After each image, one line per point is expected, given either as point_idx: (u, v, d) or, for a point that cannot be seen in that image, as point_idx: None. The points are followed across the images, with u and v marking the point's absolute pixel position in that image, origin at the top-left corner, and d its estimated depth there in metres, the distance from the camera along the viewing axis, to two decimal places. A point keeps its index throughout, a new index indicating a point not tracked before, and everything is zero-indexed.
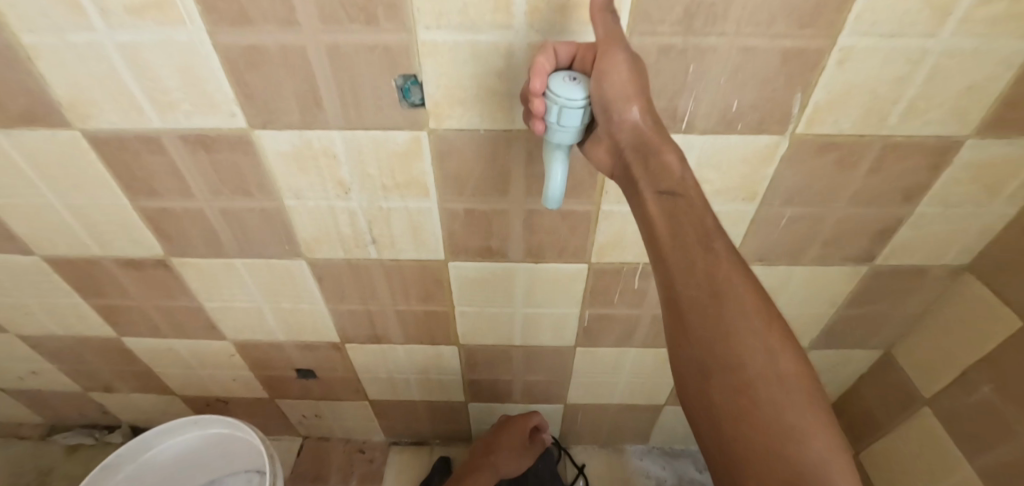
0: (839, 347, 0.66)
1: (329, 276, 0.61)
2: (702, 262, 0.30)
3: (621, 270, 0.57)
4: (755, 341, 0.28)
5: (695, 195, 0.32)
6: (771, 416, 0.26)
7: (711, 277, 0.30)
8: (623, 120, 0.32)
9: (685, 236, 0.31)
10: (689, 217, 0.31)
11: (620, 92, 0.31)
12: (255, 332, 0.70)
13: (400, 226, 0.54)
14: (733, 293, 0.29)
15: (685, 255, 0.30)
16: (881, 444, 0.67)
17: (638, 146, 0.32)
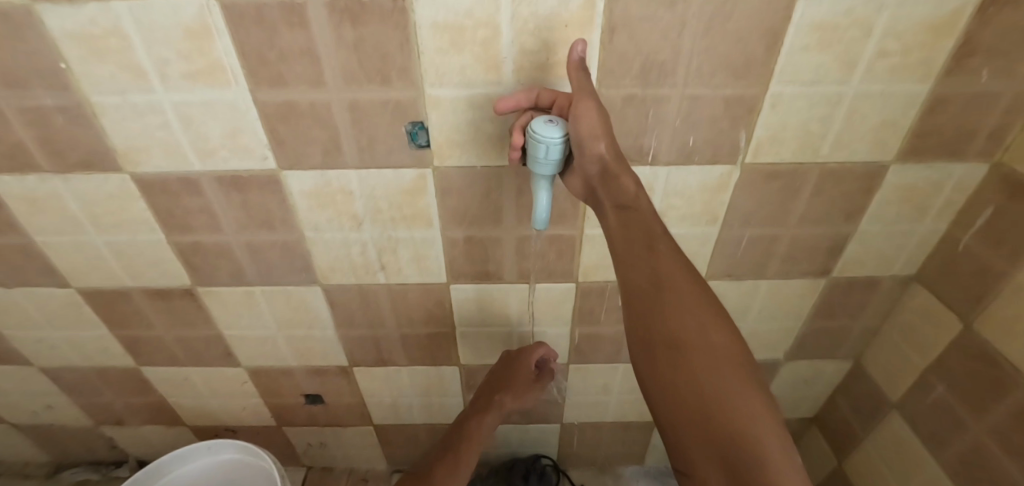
0: (813, 358, 0.71)
1: (340, 302, 0.66)
2: (649, 260, 0.36)
3: (605, 288, 0.63)
4: (696, 325, 0.33)
5: (646, 209, 0.39)
6: (708, 386, 0.30)
7: (657, 274, 0.35)
8: (593, 153, 0.39)
9: (635, 238, 0.37)
10: (641, 223, 0.38)
11: (588, 133, 0.38)
12: (267, 358, 0.74)
13: (406, 254, 0.60)
14: (677, 285, 0.35)
15: (634, 256, 0.37)
16: (858, 452, 0.70)
17: (604, 170, 0.39)
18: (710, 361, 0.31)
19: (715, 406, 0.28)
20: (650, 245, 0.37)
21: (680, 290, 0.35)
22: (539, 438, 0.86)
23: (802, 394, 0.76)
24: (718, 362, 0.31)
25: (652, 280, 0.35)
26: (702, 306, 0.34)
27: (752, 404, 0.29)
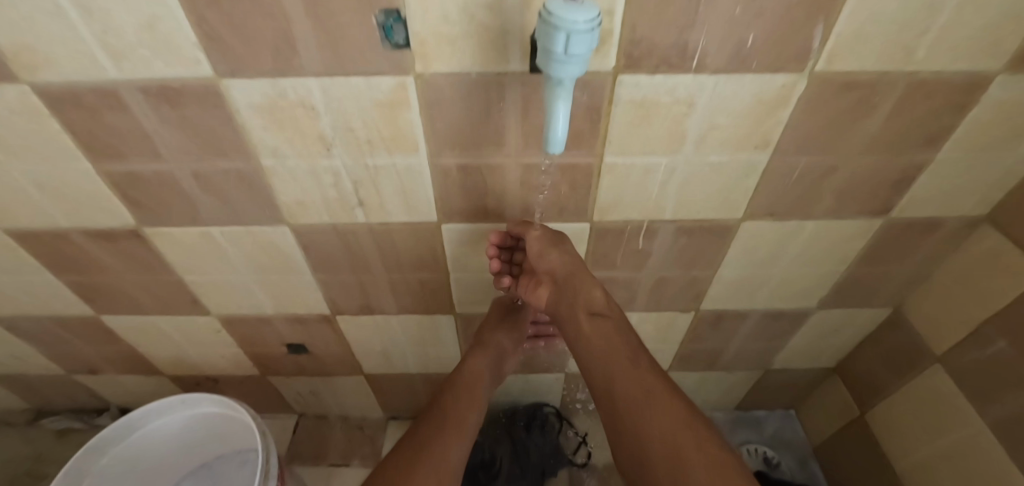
0: (848, 306, 0.63)
1: (314, 245, 0.57)
2: (632, 370, 0.45)
3: (623, 229, 0.53)
4: (684, 430, 0.40)
5: (615, 315, 0.51)
6: None
7: (643, 387, 0.44)
8: (550, 260, 0.51)
9: (615, 346, 0.48)
10: (616, 336, 0.49)
11: (543, 249, 0.51)
12: (241, 306, 0.67)
13: (389, 187, 0.50)
14: (662, 396, 0.43)
15: (623, 368, 0.46)
16: (887, 404, 0.65)
17: (574, 274, 0.51)
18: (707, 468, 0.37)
19: None
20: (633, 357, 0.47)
21: (666, 400, 0.43)
22: (541, 387, 0.82)
23: (826, 345, 0.70)
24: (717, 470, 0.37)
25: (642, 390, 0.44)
26: (685, 412, 0.42)
27: None
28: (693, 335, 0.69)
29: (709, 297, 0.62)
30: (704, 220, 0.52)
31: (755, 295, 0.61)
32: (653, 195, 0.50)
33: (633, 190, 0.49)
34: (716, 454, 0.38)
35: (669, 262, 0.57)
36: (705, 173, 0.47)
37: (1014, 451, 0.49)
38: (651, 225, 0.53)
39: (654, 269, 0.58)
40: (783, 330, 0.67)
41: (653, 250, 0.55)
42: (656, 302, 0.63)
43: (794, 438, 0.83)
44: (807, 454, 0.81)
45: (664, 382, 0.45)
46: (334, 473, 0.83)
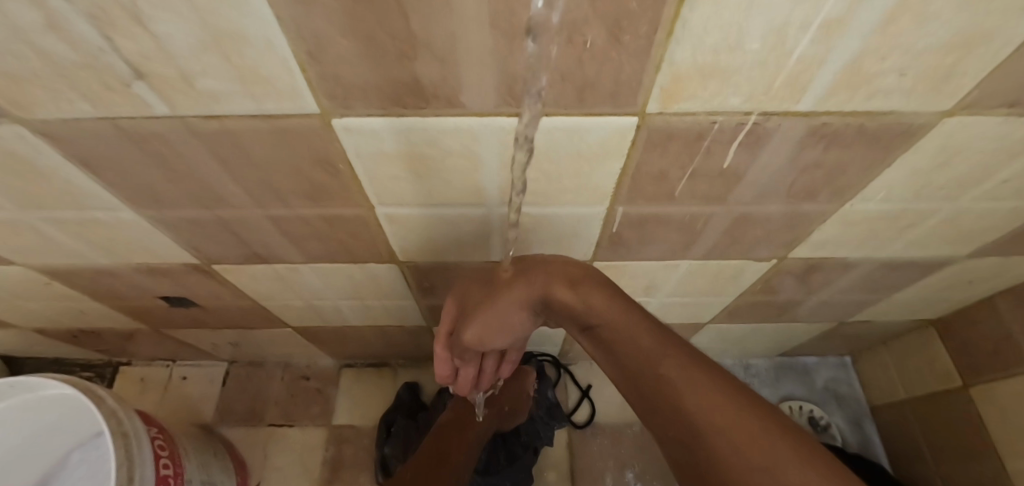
0: (1011, 255, 0.41)
1: (104, 160, 0.29)
2: (667, 399, 0.27)
3: (705, 129, 0.26)
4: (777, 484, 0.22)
5: (612, 314, 0.31)
6: None
7: (691, 427, 0.26)
8: (495, 314, 0.36)
9: (646, 359, 0.29)
10: (625, 336, 0.30)
11: (482, 312, 0.36)
12: (55, 254, 0.41)
13: (176, 28, 0.20)
14: (723, 428, 0.25)
15: (650, 393, 0.28)
16: (1015, 384, 0.48)
17: (538, 289, 0.34)
18: None
19: None
20: (653, 369, 0.28)
21: (731, 434, 0.24)
22: (540, 337, 0.64)
23: (940, 297, 0.49)
24: None
25: (684, 431, 0.26)
26: (763, 441, 0.24)
27: None
28: (761, 288, 0.47)
29: (810, 241, 0.38)
30: (867, 111, 0.25)
31: (888, 242, 0.38)
32: (793, 56, 0.21)
33: (750, 38, 0.20)
34: None
35: (769, 190, 0.31)
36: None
37: None
38: (763, 121, 0.25)
39: (737, 203, 0.33)
40: (897, 280, 0.45)
41: (749, 170, 0.29)
42: (720, 248, 0.39)
43: (847, 392, 0.68)
44: (861, 415, 0.67)
45: (716, 393, 0.26)
46: (275, 435, 0.68)
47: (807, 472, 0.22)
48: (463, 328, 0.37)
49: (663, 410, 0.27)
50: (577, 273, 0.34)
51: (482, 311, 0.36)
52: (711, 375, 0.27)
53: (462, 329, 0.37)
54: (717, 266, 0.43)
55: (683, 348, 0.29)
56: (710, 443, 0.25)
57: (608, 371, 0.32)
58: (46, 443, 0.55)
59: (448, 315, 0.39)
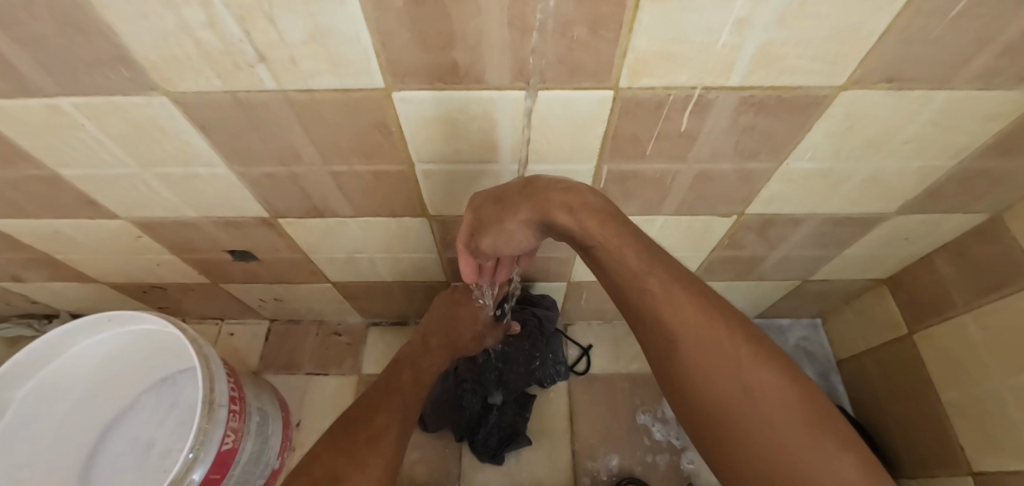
0: (932, 211, 0.49)
1: (217, 124, 0.39)
2: (648, 302, 0.38)
3: (664, 99, 0.35)
4: (721, 362, 0.36)
5: (607, 238, 0.40)
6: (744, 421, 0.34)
7: (664, 322, 0.37)
8: (505, 228, 0.43)
9: (634, 273, 0.39)
10: (618, 257, 0.39)
11: (496, 225, 0.43)
12: (153, 208, 0.51)
13: (297, 28, 0.30)
14: (686, 325, 0.37)
15: (636, 299, 0.39)
16: (948, 325, 0.56)
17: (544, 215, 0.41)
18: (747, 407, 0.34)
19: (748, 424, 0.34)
20: (640, 282, 0.38)
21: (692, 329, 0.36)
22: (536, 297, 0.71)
23: (887, 253, 0.58)
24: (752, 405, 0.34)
25: (661, 327, 0.38)
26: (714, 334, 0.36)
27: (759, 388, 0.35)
28: (731, 242, 0.55)
29: (762, 196, 0.47)
30: (782, 86, 0.34)
31: (827, 197, 0.47)
32: (720, 43, 0.30)
33: (687, 31, 0.29)
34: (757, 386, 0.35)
35: (719, 150, 0.41)
36: (817, 4, 0.27)
37: None
38: (706, 94, 0.35)
39: (698, 161, 0.42)
40: (843, 236, 0.54)
41: (702, 131, 0.39)
42: (689, 202, 0.48)
43: (818, 351, 0.76)
44: (830, 369, 0.75)
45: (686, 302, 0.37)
46: (312, 381, 0.78)
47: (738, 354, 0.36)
48: (481, 237, 0.45)
49: (645, 309, 0.38)
50: (577, 198, 0.40)
51: (493, 224, 0.44)
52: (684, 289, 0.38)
53: (479, 237, 0.45)
54: (689, 221, 0.52)
55: (665, 265, 0.39)
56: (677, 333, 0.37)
57: (601, 277, 0.42)
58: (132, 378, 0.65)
59: (467, 222, 0.46)
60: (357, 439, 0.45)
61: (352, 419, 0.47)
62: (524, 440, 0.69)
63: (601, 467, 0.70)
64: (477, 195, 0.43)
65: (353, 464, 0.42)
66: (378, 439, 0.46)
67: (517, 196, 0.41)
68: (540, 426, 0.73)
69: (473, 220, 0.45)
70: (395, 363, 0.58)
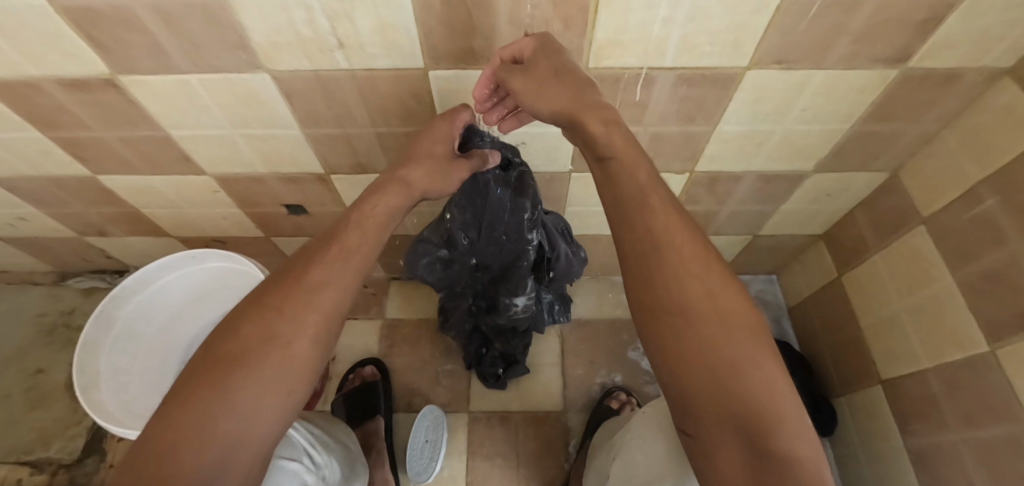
0: (843, 169, 0.63)
1: (299, 95, 0.54)
2: (645, 212, 0.40)
3: (621, 76, 0.50)
4: (698, 285, 0.38)
5: (623, 154, 0.41)
6: (711, 349, 0.36)
7: (656, 236, 0.39)
8: (538, 101, 0.43)
9: (642, 187, 0.41)
10: (631, 176, 0.41)
11: (534, 88, 0.42)
12: (234, 165, 0.66)
13: (367, 24, 0.44)
14: (676, 243, 0.39)
15: (636, 215, 0.40)
16: (865, 266, 0.70)
17: (575, 116, 0.42)
18: (713, 327, 0.36)
19: (716, 344, 0.36)
20: (645, 200, 0.40)
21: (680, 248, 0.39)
22: None
23: (817, 207, 0.71)
24: (719, 329, 0.36)
25: (652, 240, 0.39)
26: (699, 261, 0.39)
27: (730, 324, 0.37)
28: (686, 197, 0.70)
29: (705, 154, 0.61)
30: (705, 67, 0.48)
31: (756, 155, 0.61)
32: (654, 34, 0.44)
33: (632, 26, 0.44)
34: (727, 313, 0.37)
35: (666, 115, 0.55)
36: (714, 7, 0.41)
37: (976, 303, 0.53)
38: (651, 72, 0.49)
39: (651, 123, 0.57)
40: (775, 191, 0.68)
41: (651, 100, 0.53)
42: (649, 159, 0.63)
43: (773, 299, 0.92)
44: (781, 314, 0.90)
45: (679, 225, 0.40)
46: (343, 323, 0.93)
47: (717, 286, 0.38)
48: (514, 76, 0.43)
49: (641, 221, 0.40)
50: (611, 116, 0.42)
51: (531, 78, 0.42)
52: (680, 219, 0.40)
53: (512, 79, 0.43)
54: None
55: (667, 192, 0.41)
56: (665, 247, 0.39)
57: (602, 191, 0.43)
58: (204, 310, 0.78)
59: (516, 50, 0.44)
60: (293, 300, 0.37)
61: (292, 272, 0.39)
62: (521, 368, 0.84)
63: (603, 381, 0.87)
64: (542, 37, 0.43)
65: (285, 320, 0.36)
66: (317, 295, 0.38)
67: (563, 87, 0.42)
68: (537, 360, 0.89)
69: (518, 56, 0.44)
70: (346, 209, 0.44)
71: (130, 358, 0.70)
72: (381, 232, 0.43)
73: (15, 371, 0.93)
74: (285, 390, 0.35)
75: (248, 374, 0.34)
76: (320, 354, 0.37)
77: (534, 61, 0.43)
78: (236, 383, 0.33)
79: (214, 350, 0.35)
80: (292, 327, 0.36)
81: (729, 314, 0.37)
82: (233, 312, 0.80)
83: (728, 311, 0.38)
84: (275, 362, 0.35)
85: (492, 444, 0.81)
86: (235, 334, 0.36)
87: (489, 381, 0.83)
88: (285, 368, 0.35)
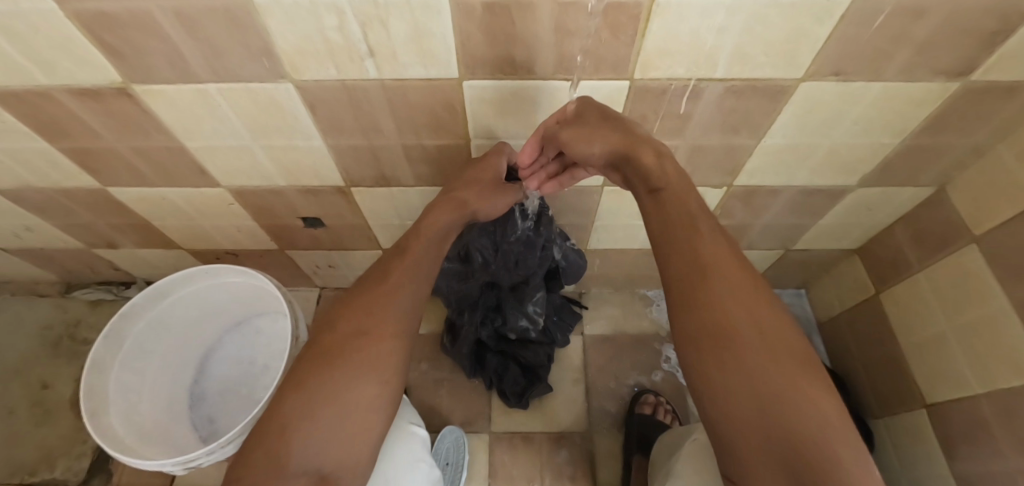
0: (887, 184, 0.61)
1: (323, 105, 0.51)
2: (692, 239, 0.42)
3: (667, 87, 0.47)
4: (744, 313, 0.40)
5: (674, 183, 0.45)
6: (750, 374, 0.38)
7: (703, 263, 0.42)
8: (588, 148, 0.45)
9: (694, 216, 0.44)
10: (680, 202, 0.44)
11: (589, 137, 0.44)
12: (250, 176, 0.63)
13: (402, 32, 0.41)
14: (723, 271, 0.41)
15: (684, 239, 0.43)
16: (907, 283, 0.67)
17: (628, 152, 0.44)
18: (753, 353, 0.39)
19: (756, 371, 0.38)
20: (693, 224, 0.43)
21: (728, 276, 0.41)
22: None
23: (856, 223, 0.69)
24: (761, 355, 0.38)
25: (700, 266, 0.42)
26: (747, 290, 0.41)
27: (772, 353, 0.39)
28: (720, 211, 0.68)
29: (745, 167, 0.59)
30: (756, 78, 0.46)
31: (798, 169, 0.59)
32: (706, 44, 0.42)
33: (684, 35, 0.41)
34: (768, 340, 0.39)
35: (709, 128, 0.53)
36: (774, 16, 0.38)
37: None
38: (699, 83, 0.47)
39: (693, 136, 0.54)
40: (813, 206, 0.66)
41: (696, 112, 0.51)
42: (686, 172, 0.60)
43: (802, 314, 0.90)
44: (812, 330, 0.88)
45: (726, 252, 0.43)
46: None
47: (761, 315, 0.40)
48: (566, 129, 0.46)
49: (689, 248, 0.42)
50: (661, 148, 0.45)
51: (585, 130, 0.45)
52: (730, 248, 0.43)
53: (563, 131, 0.46)
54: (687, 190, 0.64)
55: (715, 222, 0.44)
56: (713, 275, 0.41)
57: (651, 218, 0.45)
58: (216, 321, 0.76)
59: (569, 108, 0.47)
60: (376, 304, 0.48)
61: (373, 278, 0.50)
62: (544, 386, 0.81)
63: (640, 381, 0.86)
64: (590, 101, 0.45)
65: (372, 317, 0.47)
66: (393, 298, 0.48)
67: (614, 138, 0.44)
68: (559, 376, 0.86)
69: (569, 114, 0.47)
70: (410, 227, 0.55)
71: (139, 377, 0.68)
72: (437, 242, 0.55)
73: (17, 386, 0.89)
74: (379, 375, 0.45)
75: (348, 360, 0.44)
76: (402, 345, 0.47)
77: (587, 116, 0.45)
78: (337, 374, 0.43)
79: (317, 343, 0.46)
80: (379, 323, 0.46)
81: (771, 343, 0.39)
82: (245, 319, 0.79)
83: (771, 341, 0.39)
84: (365, 354, 0.45)
85: (513, 464, 0.78)
86: (337, 330, 0.47)
87: (511, 399, 0.80)
88: (377, 354, 0.45)
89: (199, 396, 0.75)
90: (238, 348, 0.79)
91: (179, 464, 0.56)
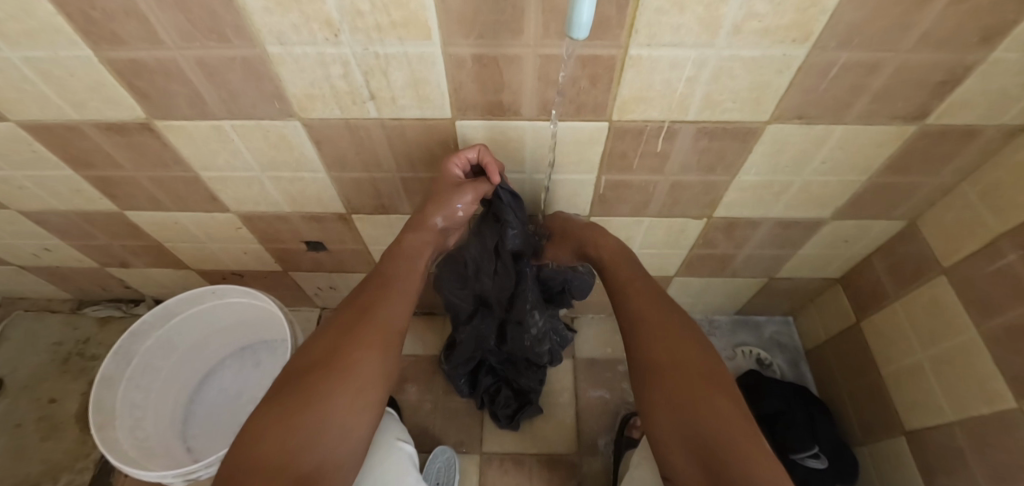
0: (860, 217, 0.64)
1: (328, 141, 0.55)
2: (627, 297, 0.55)
3: (643, 129, 0.51)
4: (673, 349, 0.49)
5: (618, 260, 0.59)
6: (681, 399, 0.45)
7: (636, 316, 0.52)
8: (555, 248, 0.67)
9: (627, 281, 0.56)
10: (621, 272, 0.58)
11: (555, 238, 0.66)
12: (259, 203, 0.68)
13: (401, 79, 0.45)
14: (652, 317, 0.52)
15: (622, 301, 0.55)
16: (884, 313, 0.69)
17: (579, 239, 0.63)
18: (683, 382, 0.46)
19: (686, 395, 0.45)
20: (628, 288, 0.55)
21: (658, 321, 0.51)
22: None
23: (834, 253, 0.72)
24: (690, 383, 0.46)
25: (634, 317, 0.53)
26: (676, 332, 0.50)
27: (698, 382, 0.46)
28: (703, 241, 0.71)
29: (722, 201, 0.62)
30: (726, 121, 0.49)
31: (774, 203, 0.62)
32: (677, 91, 0.46)
33: (656, 84, 0.45)
34: (698, 369, 0.47)
35: (686, 165, 0.57)
36: (736, 68, 0.42)
37: (1003, 359, 0.52)
38: (673, 126, 0.51)
39: (671, 173, 0.58)
40: (791, 237, 0.69)
41: (673, 151, 0.54)
42: (667, 205, 0.64)
43: (790, 342, 0.92)
44: (800, 357, 0.90)
45: (655, 302, 0.53)
46: None
47: (691, 352, 0.49)
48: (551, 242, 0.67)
49: (626, 304, 0.54)
50: (607, 240, 0.61)
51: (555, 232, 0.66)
52: (661, 300, 0.54)
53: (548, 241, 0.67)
54: (669, 221, 0.67)
55: (649, 283, 0.56)
56: (644, 322, 0.52)
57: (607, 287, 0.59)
58: (223, 342, 0.80)
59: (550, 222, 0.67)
60: (371, 310, 0.52)
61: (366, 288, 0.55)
62: (534, 408, 0.83)
63: (631, 403, 0.87)
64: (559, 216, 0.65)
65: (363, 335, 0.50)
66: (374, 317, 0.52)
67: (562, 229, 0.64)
68: (551, 399, 0.88)
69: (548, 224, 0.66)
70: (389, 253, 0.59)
71: (145, 393, 0.71)
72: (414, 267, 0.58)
73: (26, 400, 0.92)
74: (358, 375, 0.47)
75: (342, 368, 0.47)
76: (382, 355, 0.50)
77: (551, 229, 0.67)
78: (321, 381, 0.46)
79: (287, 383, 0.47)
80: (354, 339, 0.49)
81: (696, 372, 0.47)
82: (251, 344, 0.83)
83: (699, 371, 0.47)
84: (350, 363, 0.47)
85: None
86: (326, 340, 0.50)
87: (502, 420, 0.83)
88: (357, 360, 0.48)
89: (198, 411, 0.77)
90: (239, 365, 0.82)
91: (180, 476, 0.59)
